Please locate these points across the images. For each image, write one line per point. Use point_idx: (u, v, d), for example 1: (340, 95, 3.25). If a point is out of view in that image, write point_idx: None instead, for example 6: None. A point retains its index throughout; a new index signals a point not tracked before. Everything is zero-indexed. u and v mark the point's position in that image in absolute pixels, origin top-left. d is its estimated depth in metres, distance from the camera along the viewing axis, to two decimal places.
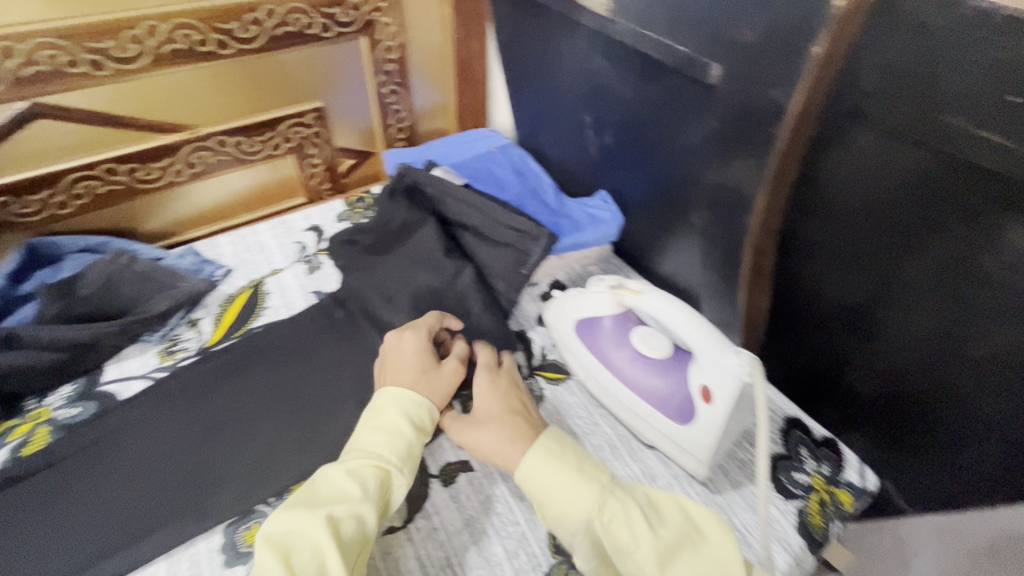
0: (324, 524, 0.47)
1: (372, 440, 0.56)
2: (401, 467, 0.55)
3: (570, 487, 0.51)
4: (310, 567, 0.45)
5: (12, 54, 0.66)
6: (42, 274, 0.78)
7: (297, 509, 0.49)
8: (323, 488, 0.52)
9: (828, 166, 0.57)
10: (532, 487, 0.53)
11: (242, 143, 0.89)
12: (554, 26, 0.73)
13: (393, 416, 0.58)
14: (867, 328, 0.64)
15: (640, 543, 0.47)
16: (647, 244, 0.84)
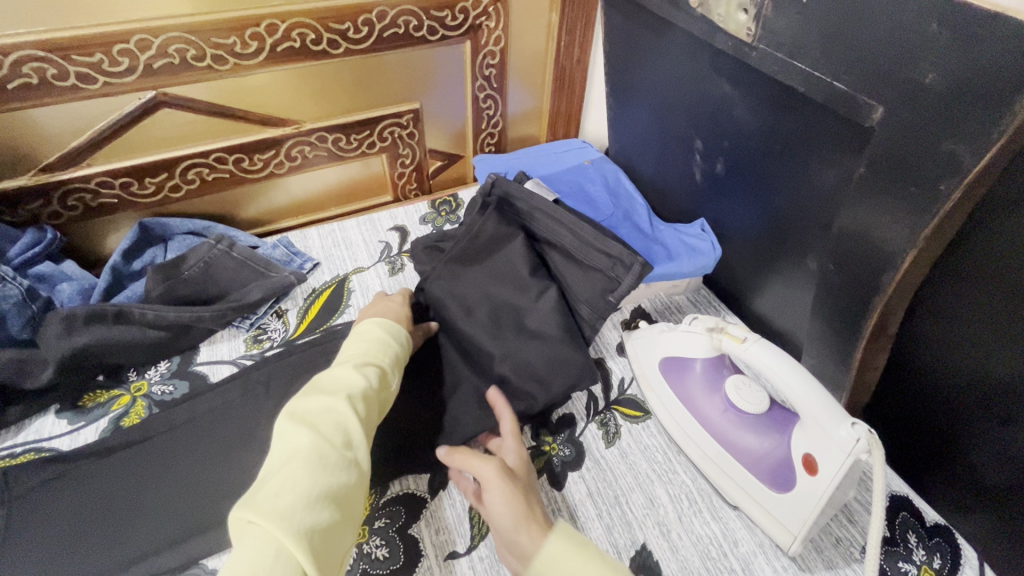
0: (346, 404, 0.53)
1: (365, 346, 0.62)
2: (394, 366, 0.62)
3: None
4: (337, 435, 0.51)
5: (147, 47, 0.69)
6: (152, 252, 0.83)
7: (318, 396, 0.54)
8: (332, 377, 0.57)
9: (995, 220, 0.46)
10: (546, 573, 0.50)
11: (340, 140, 0.91)
12: (674, 46, 0.68)
13: (382, 330, 0.65)
14: (1007, 415, 0.51)
15: None
16: (746, 282, 0.78)
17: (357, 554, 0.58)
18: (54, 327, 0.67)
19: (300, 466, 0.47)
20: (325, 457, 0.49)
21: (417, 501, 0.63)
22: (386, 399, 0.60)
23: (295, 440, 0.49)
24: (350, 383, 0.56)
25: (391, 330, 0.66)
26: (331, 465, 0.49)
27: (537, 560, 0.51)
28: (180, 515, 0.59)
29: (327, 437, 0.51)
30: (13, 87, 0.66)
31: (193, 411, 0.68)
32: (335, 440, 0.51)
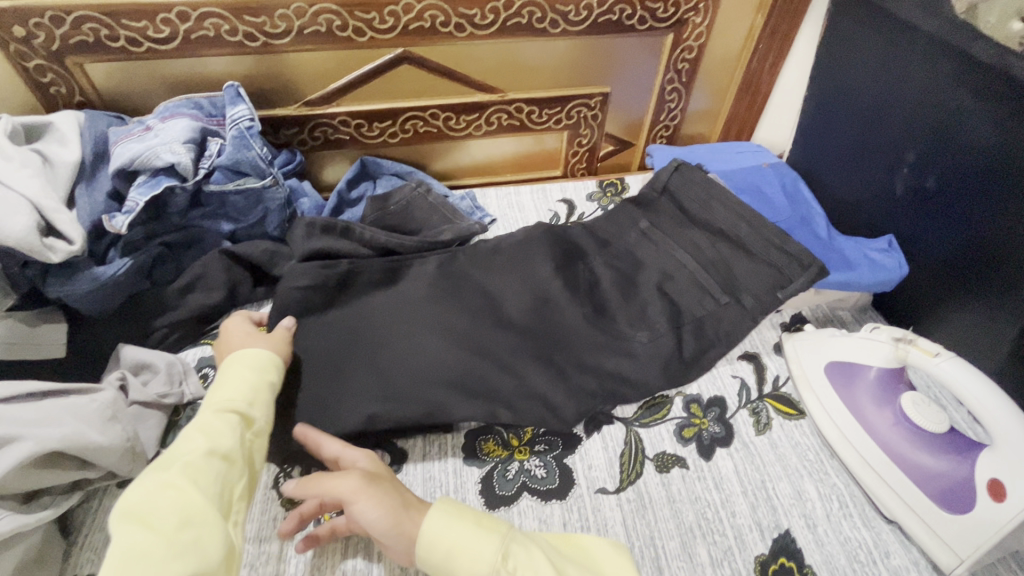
0: (182, 477, 0.48)
1: (211, 398, 0.56)
2: (257, 409, 0.58)
3: (472, 541, 0.50)
4: (170, 517, 0.45)
5: (410, 10, 0.82)
6: (364, 186, 0.97)
7: (147, 474, 0.48)
8: (173, 447, 0.51)
9: None
10: (430, 557, 0.50)
11: (534, 112, 1.00)
12: (911, 51, 0.67)
13: (238, 374, 0.59)
14: None
15: None
16: (929, 307, 0.75)
17: (518, 467, 0.66)
18: (300, 230, 0.82)
19: (115, 566, 0.41)
20: (151, 550, 0.43)
21: (572, 436, 0.69)
22: (249, 454, 0.55)
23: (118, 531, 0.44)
24: (192, 450, 0.50)
25: (251, 371, 0.60)
26: (162, 553, 0.43)
27: (420, 549, 0.50)
28: (373, 399, 0.68)
29: (159, 524, 0.44)
30: (307, 32, 0.81)
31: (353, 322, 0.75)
32: (165, 524, 0.44)
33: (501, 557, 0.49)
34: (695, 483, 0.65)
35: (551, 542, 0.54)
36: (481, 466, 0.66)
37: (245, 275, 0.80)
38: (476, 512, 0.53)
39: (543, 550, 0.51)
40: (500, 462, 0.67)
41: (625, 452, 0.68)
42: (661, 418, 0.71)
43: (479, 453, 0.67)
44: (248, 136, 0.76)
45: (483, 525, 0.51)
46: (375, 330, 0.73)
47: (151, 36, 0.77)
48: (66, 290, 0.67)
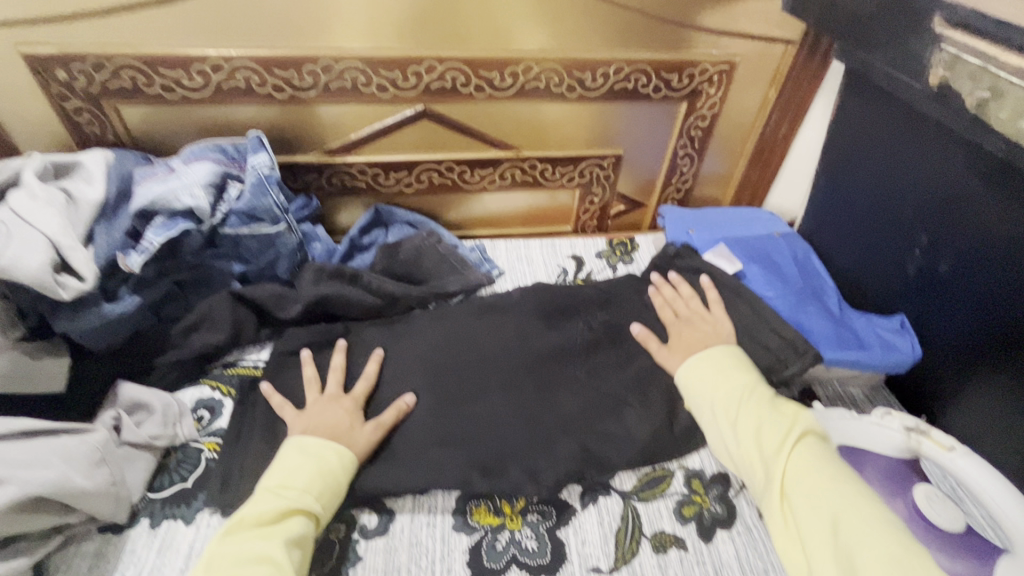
0: (280, 552, 0.53)
1: (293, 471, 0.60)
2: (335, 488, 0.61)
3: (714, 362, 0.70)
4: None
5: (432, 71, 0.85)
6: (376, 233, 0.98)
7: (246, 539, 0.53)
8: (266, 511, 0.56)
9: None
10: (688, 367, 0.71)
11: (547, 170, 1.02)
12: (921, 136, 0.68)
13: (321, 452, 0.63)
14: None
15: (748, 407, 0.64)
16: (943, 391, 0.72)
17: (509, 537, 0.63)
18: (308, 276, 0.83)
19: None
20: None
21: (567, 506, 0.67)
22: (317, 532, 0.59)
23: None
24: (287, 527, 0.55)
25: (337, 451, 0.64)
26: None
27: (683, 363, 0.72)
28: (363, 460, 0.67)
29: None
30: (332, 87, 0.85)
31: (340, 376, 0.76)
32: None
33: (717, 386, 0.67)
34: (694, 568, 0.62)
35: (763, 391, 0.66)
36: (470, 533, 0.64)
37: (251, 317, 0.80)
38: (727, 351, 0.72)
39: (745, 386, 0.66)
40: (491, 531, 0.64)
41: (621, 528, 0.65)
42: (660, 492, 0.68)
43: (468, 519, 0.65)
44: (266, 184, 0.78)
45: (718, 364, 0.70)
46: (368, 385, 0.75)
47: (185, 84, 0.80)
48: (74, 324, 0.67)
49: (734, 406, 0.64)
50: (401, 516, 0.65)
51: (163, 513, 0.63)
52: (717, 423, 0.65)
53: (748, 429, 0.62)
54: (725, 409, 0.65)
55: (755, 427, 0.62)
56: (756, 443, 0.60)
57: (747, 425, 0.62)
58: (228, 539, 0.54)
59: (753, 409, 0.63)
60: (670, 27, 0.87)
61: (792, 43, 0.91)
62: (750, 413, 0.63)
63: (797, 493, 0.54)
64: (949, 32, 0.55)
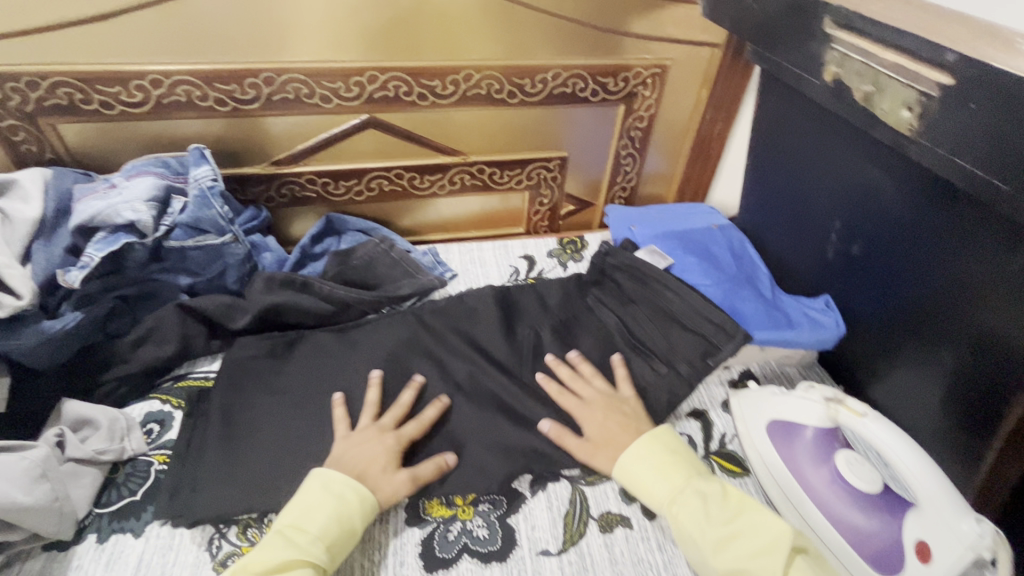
0: None
1: (309, 515, 0.59)
2: (347, 539, 0.60)
3: (655, 469, 0.65)
4: None
5: (374, 81, 0.87)
6: (328, 242, 1.00)
7: None
8: (276, 559, 0.55)
9: None
10: (629, 476, 0.66)
11: (495, 173, 1.05)
12: (826, 129, 0.73)
13: (340, 493, 0.62)
14: None
15: (709, 528, 0.59)
16: (866, 364, 0.77)
17: (460, 528, 0.65)
18: (258, 285, 0.85)
19: None
20: None
21: (517, 495, 0.69)
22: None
23: None
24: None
25: (359, 497, 0.62)
26: None
27: (622, 460, 0.67)
28: (315, 463, 0.68)
29: None
30: (275, 99, 0.86)
31: (292, 382, 0.77)
32: None
33: (670, 501, 0.63)
34: (639, 544, 0.65)
35: (720, 496, 0.62)
36: (421, 526, 0.65)
37: (200, 328, 0.81)
38: (667, 450, 0.67)
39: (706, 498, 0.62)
40: (443, 523, 0.66)
41: (569, 512, 0.67)
42: (607, 475, 0.71)
43: (420, 512, 0.67)
44: (209, 195, 0.79)
45: (666, 471, 0.65)
46: (321, 390, 0.77)
47: (124, 100, 0.81)
48: (10, 344, 0.66)
49: (707, 527, 0.59)
50: None
51: (111, 527, 0.63)
52: (691, 550, 0.60)
53: (725, 563, 0.56)
54: (696, 533, 0.59)
55: (731, 557, 0.57)
56: (743, 573, 0.55)
57: (730, 552, 0.57)
58: None
59: (716, 526, 0.59)
60: (601, 34, 0.92)
61: (717, 46, 0.96)
62: (726, 534, 0.58)
63: None
64: (837, 33, 0.60)
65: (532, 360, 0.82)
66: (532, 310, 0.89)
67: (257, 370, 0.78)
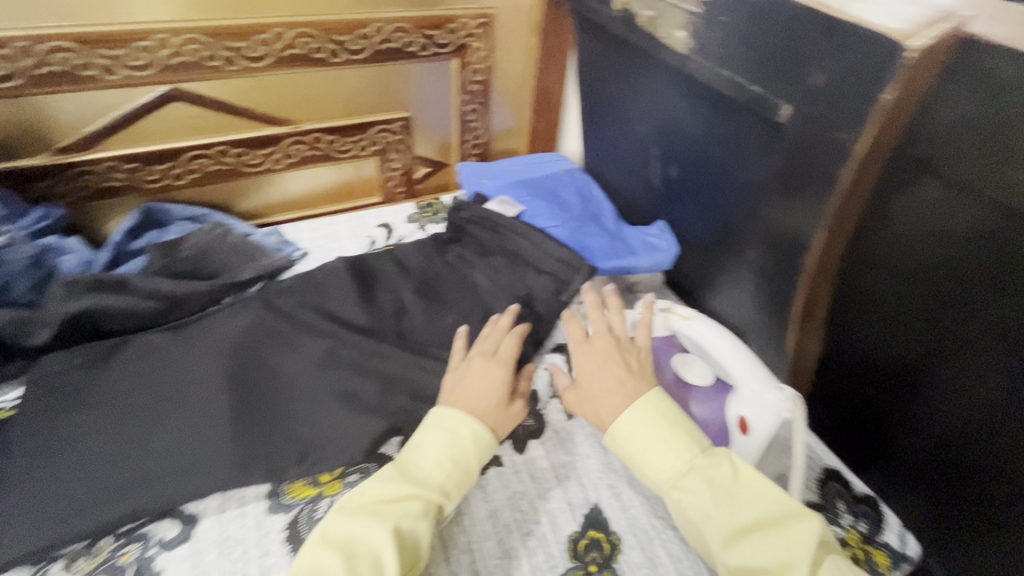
0: (385, 537, 0.50)
1: (426, 453, 0.59)
2: (454, 482, 0.58)
3: (654, 447, 0.56)
4: (365, 567, 0.49)
5: (166, 45, 0.78)
6: (151, 234, 0.89)
7: (361, 516, 0.52)
8: (388, 489, 0.55)
9: (896, 212, 0.54)
10: (622, 447, 0.58)
11: (335, 141, 0.99)
12: (631, 63, 0.77)
13: (455, 429, 0.61)
14: (923, 387, 0.57)
15: (714, 519, 0.50)
16: (699, 279, 0.85)
17: (328, 504, 0.64)
18: (57, 291, 0.74)
19: None
20: None
21: (387, 460, 0.68)
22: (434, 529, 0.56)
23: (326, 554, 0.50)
24: (400, 510, 0.53)
25: (476, 439, 0.61)
26: None
27: (617, 432, 0.58)
28: (155, 472, 0.63)
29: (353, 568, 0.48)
30: (44, 73, 0.74)
31: (117, 391, 0.69)
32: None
33: (672, 485, 0.54)
34: (511, 478, 0.67)
35: (730, 478, 0.52)
36: (286, 512, 0.63)
37: None
38: (669, 419, 0.57)
39: (713, 481, 0.52)
40: (309, 503, 0.64)
41: None
42: None
43: (283, 498, 0.64)
44: None
45: (667, 445, 0.55)
46: (157, 393, 0.70)
47: None
48: None
49: (717, 519, 0.50)
50: (206, 519, 0.62)
51: None
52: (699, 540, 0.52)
53: (737, 560, 0.48)
54: (703, 522, 0.51)
55: (742, 552, 0.48)
56: (754, 571, 0.47)
57: (744, 548, 0.48)
58: (346, 511, 0.54)
59: (727, 518, 0.50)
60: None
61: None
62: (738, 526, 0.49)
63: None
64: None
65: (392, 325, 0.80)
66: (389, 276, 0.87)
67: (71, 385, 0.69)
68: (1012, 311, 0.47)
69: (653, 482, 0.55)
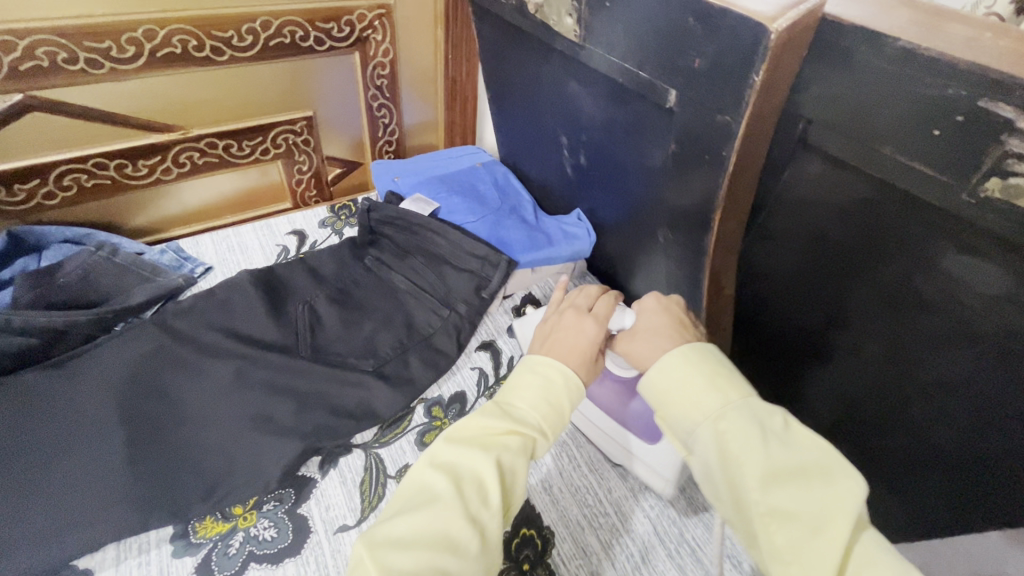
0: (491, 467, 0.46)
1: (524, 387, 0.54)
2: (554, 420, 0.52)
3: (696, 391, 0.49)
4: (474, 496, 0.45)
5: (11, 49, 0.69)
6: (24, 262, 0.80)
7: (466, 445, 0.48)
8: (490, 419, 0.50)
9: (786, 188, 0.55)
10: (659, 387, 0.51)
11: (231, 146, 0.92)
12: (529, 50, 0.75)
13: (550, 369, 0.55)
14: (824, 350, 0.61)
15: (750, 464, 0.44)
16: (618, 264, 0.85)
17: (243, 537, 0.60)
18: None
19: (418, 530, 0.43)
20: (448, 521, 0.43)
21: (307, 482, 0.65)
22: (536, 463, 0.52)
23: (433, 482, 0.46)
24: (504, 443, 0.49)
25: (569, 382, 0.54)
26: (451, 532, 0.43)
27: (653, 371, 0.51)
28: (38, 527, 0.56)
29: (460, 493, 0.45)
30: None
31: None
32: (470, 502, 0.45)
33: (712, 427, 0.47)
34: None
35: (780, 423, 0.46)
36: (195, 553, 0.58)
37: None
38: (710, 367, 0.50)
39: (761, 420, 0.46)
40: (221, 540, 0.60)
41: (365, 479, 0.65)
42: (402, 430, 0.70)
43: (191, 537, 0.60)
44: None
45: (717, 382, 0.48)
46: (36, 439, 0.63)
47: None
48: None
49: (755, 466, 0.43)
50: (103, 571, 0.57)
51: None
52: (726, 495, 0.46)
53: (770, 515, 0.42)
54: (739, 464, 0.44)
55: (780, 507, 0.42)
56: (792, 524, 0.42)
57: (782, 501, 0.42)
58: (450, 440, 0.50)
59: (775, 467, 0.43)
60: None
61: None
62: (785, 468, 0.43)
63: None
64: None
65: (305, 339, 0.76)
66: (299, 286, 0.82)
67: None
68: (888, 273, 0.50)
69: (684, 420, 0.49)
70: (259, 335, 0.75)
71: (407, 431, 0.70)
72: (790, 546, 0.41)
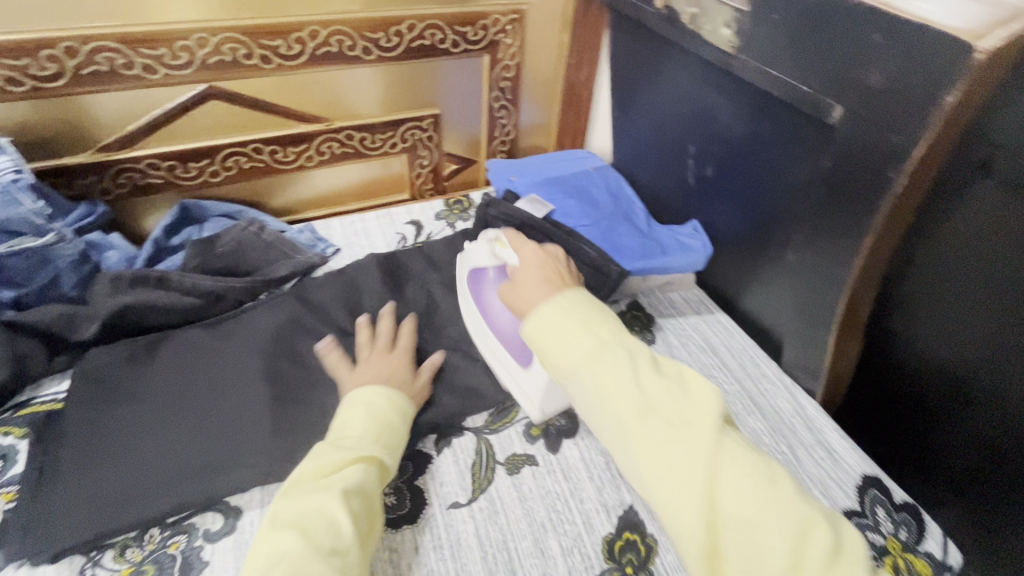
0: (339, 500, 0.51)
1: (345, 425, 0.60)
2: (388, 447, 0.60)
3: (577, 332, 0.51)
4: (327, 536, 0.49)
5: (205, 44, 0.79)
6: (188, 231, 0.91)
7: (311, 489, 0.52)
8: (327, 460, 0.55)
9: (949, 216, 0.52)
10: (539, 333, 0.53)
11: (366, 138, 1.00)
12: (669, 60, 0.76)
13: (374, 400, 0.63)
14: (970, 396, 0.57)
15: (626, 394, 0.46)
16: (733, 280, 0.83)
17: None
18: (103, 288, 0.77)
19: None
20: (309, 565, 0.46)
21: (423, 457, 0.68)
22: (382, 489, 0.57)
23: (285, 533, 0.48)
24: (343, 477, 0.54)
25: (389, 400, 0.64)
26: (307, 566, 0.46)
27: (532, 322, 0.54)
28: (199, 461, 0.64)
29: (311, 534, 0.48)
30: (86, 73, 0.76)
31: (162, 383, 0.71)
32: (324, 543, 0.48)
33: (591, 360, 0.49)
34: (545, 478, 0.68)
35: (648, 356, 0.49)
36: None
37: (37, 345, 0.72)
38: (586, 313, 0.53)
39: (635, 359, 0.48)
40: None
41: (476, 462, 0.68)
42: (510, 420, 0.73)
43: None
44: (14, 190, 0.71)
45: (590, 325, 0.51)
46: (200, 384, 0.71)
47: None
48: None
49: (633, 397, 0.46)
50: (250, 511, 0.63)
51: None
52: (614, 441, 0.47)
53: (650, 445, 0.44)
54: (615, 395, 0.46)
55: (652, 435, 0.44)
56: (660, 453, 0.43)
57: (656, 430, 0.44)
58: (293, 491, 0.52)
59: (636, 394, 0.46)
60: None
61: None
62: (658, 400, 0.45)
63: (739, 517, 0.40)
64: None
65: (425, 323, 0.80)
66: (418, 273, 0.87)
67: (118, 378, 0.71)
68: None
69: (562, 363, 0.51)
70: (383, 315, 0.81)
71: (513, 423, 0.73)
72: (665, 466, 0.43)
